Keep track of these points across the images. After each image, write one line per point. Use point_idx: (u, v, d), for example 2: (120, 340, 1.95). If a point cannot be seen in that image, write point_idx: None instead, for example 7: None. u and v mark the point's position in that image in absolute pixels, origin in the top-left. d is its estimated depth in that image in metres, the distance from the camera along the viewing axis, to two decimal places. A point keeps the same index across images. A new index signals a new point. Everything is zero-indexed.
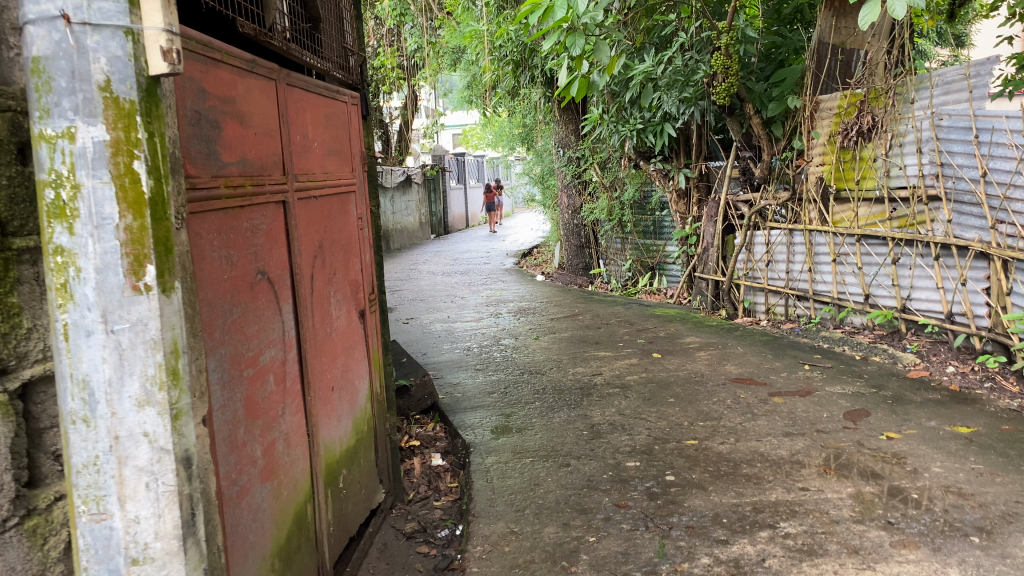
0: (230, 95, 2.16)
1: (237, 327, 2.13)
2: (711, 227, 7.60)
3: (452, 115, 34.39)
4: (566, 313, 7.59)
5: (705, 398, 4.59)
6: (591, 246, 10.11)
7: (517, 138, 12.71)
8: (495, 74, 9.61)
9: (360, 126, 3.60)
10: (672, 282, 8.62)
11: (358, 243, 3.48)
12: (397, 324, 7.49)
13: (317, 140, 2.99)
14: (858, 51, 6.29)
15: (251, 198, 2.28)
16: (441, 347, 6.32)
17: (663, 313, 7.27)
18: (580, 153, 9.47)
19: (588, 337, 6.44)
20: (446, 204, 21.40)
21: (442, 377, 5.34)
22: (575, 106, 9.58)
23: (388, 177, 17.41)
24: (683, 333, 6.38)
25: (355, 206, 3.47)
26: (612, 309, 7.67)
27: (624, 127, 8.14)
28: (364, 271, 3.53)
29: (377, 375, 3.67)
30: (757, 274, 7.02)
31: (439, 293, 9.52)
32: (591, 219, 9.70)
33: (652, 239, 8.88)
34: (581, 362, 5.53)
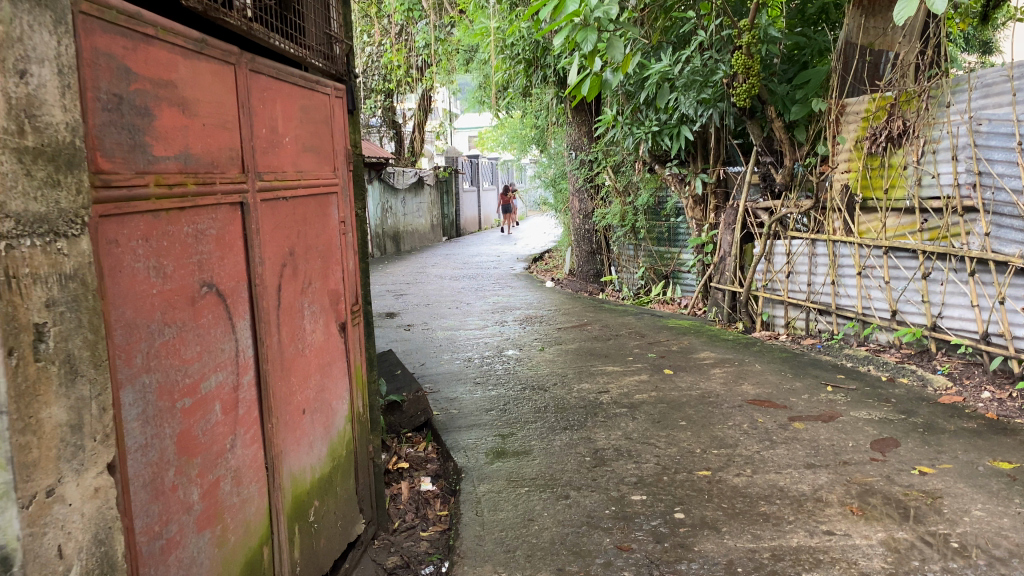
0: (169, 78, 1.85)
1: (171, 350, 1.81)
2: (728, 235, 7.24)
3: (466, 117, 34.13)
4: (574, 322, 7.26)
5: (719, 422, 4.25)
6: (603, 253, 9.76)
7: (529, 141, 12.37)
8: (507, 73, 9.29)
9: (346, 120, 3.28)
10: (687, 291, 8.25)
11: (340, 249, 3.17)
12: (398, 331, 7.18)
13: (290, 134, 2.68)
14: (888, 52, 5.92)
15: (194, 198, 1.96)
16: (440, 356, 6.00)
17: (676, 325, 6.91)
18: (593, 155, 9.14)
19: (596, 350, 6.10)
20: (458, 207, 21.09)
21: (439, 391, 5.02)
22: (589, 107, 9.26)
23: (399, 178, 17.13)
24: (696, 347, 6.03)
25: (338, 208, 3.15)
26: (623, 319, 7.33)
27: (639, 129, 7.81)
28: (346, 280, 3.21)
29: (359, 393, 3.35)
30: (777, 286, 6.66)
31: (445, 298, 9.21)
32: (603, 224, 9.36)
33: (666, 246, 8.53)
34: (587, 378, 5.20)
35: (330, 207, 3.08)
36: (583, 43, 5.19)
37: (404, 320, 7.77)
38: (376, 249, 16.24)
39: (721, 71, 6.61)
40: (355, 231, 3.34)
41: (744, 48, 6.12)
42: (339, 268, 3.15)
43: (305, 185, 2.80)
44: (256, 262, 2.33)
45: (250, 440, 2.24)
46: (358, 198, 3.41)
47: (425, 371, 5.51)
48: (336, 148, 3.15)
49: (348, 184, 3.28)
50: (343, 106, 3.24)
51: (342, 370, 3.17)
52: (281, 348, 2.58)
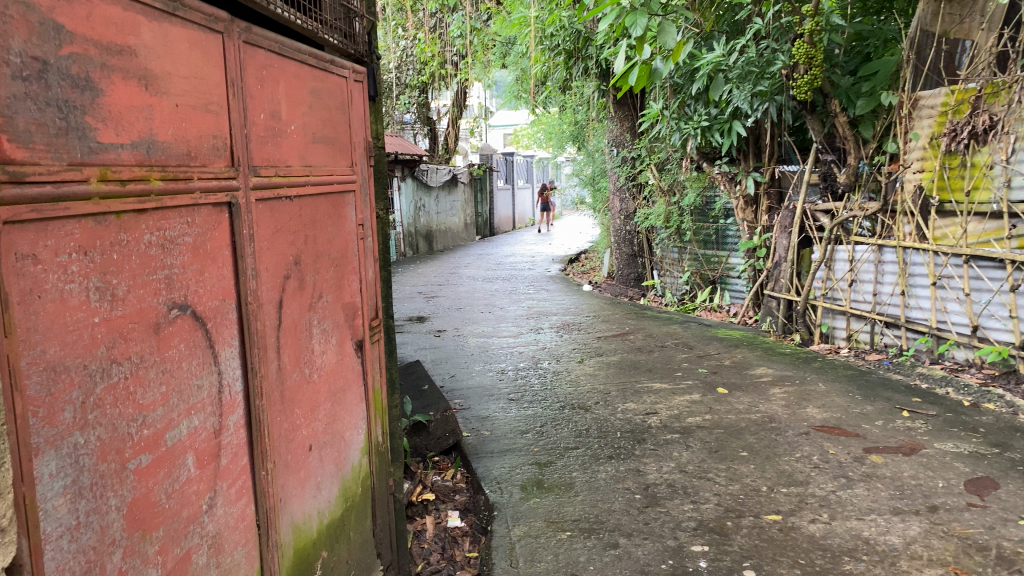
0: (128, 43, 1.44)
1: (124, 394, 1.41)
2: (784, 239, 6.73)
3: (501, 115, 33.73)
4: (615, 331, 6.80)
5: (785, 453, 3.77)
6: (644, 256, 9.22)
7: (567, 138, 11.90)
8: (545, 64, 8.83)
9: (368, 108, 2.87)
10: (736, 298, 7.74)
11: (358, 255, 2.75)
12: (428, 337, 6.77)
13: (297, 121, 2.26)
14: (965, 42, 5.39)
15: (161, 198, 1.55)
16: (472, 368, 5.56)
17: (727, 336, 6.43)
18: (636, 152, 8.66)
19: (641, 363, 5.63)
20: (492, 206, 20.70)
21: (470, 407, 4.59)
22: (632, 101, 8.77)
23: (433, 176, 16.77)
24: (751, 362, 5.54)
25: (356, 208, 2.73)
26: (668, 328, 6.85)
27: (687, 124, 7.34)
28: (364, 292, 2.79)
29: (379, 420, 2.93)
30: (839, 295, 6.13)
31: (478, 301, 8.80)
32: (646, 225, 8.86)
33: (713, 249, 8.03)
34: (633, 396, 4.73)
35: (347, 207, 2.66)
36: (631, 28, 4.72)
37: (435, 325, 7.36)
38: (408, 248, 15.91)
39: (779, 62, 6.09)
40: (376, 235, 2.92)
41: (806, 36, 5.60)
42: (355, 277, 2.73)
43: (315, 182, 2.38)
44: (249, 274, 1.92)
45: (236, 494, 1.83)
46: (380, 198, 2.99)
47: (455, 385, 5.08)
48: (355, 139, 2.74)
49: (368, 181, 2.86)
50: (364, 90, 2.82)
51: (359, 395, 2.75)
52: (282, 376, 2.17)
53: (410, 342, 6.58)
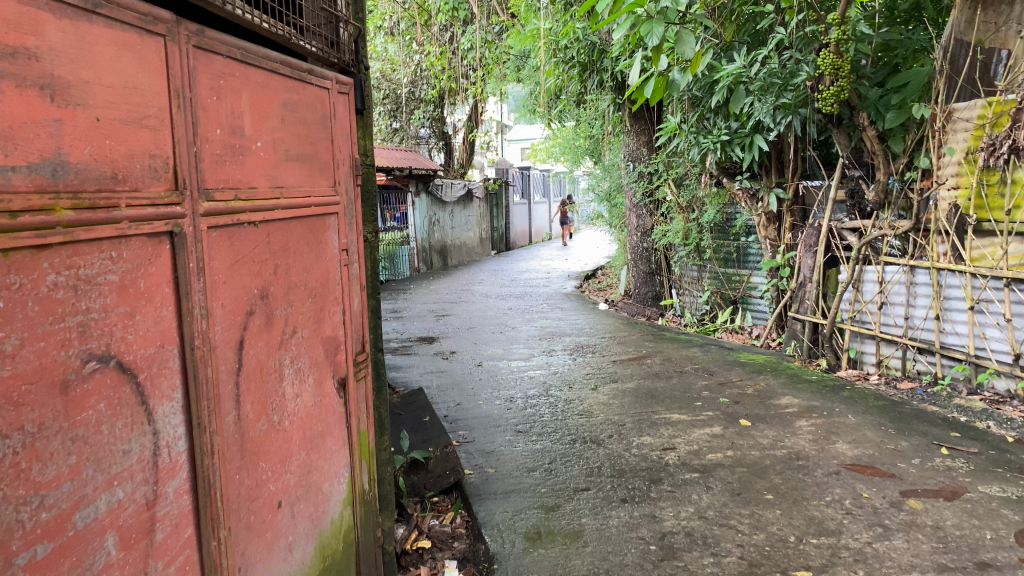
0: (26, 43, 1.19)
1: (13, 473, 1.16)
2: (810, 259, 6.41)
3: (519, 130, 33.57)
4: (631, 353, 6.50)
5: (814, 496, 3.45)
6: (662, 274, 8.90)
7: (583, 152, 11.62)
8: (559, 78, 8.57)
9: (355, 122, 2.62)
10: (758, 319, 7.43)
11: (341, 283, 2.49)
12: (436, 360, 6.49)
13: (265, 137, 2.00)
14: (1001, 51, 4.98)
15: (73, 230, 1.29)
16: (479, 395, 5.28)
17: (749, 361, 6.11)
18: (653, 168, 8.38)
19: (658, 390, 5.32)
20: (508, 220, 20.46)
21: (474, 440, 4.31)
22: (649, 115, 8.49)
23: (448, 191, 16.57)
24: (776, 391, 5.23)
25: (339, 232, 2.48)
26: (687, 351, 6.54)
27: (706, 139, 7.06)
28: (347, 325, 2.53)
29: (365, 466, 2.66)
30: (868, 319, 5.80)
31: (490, 321, 8.54)
32: (664, 243, 8.55)
33: (734, 268, 7.73)
34: (649, 429, 4.44)
35: (328, 232, 2.41)
36: (647, 37, 4.45)
37: (444, 346, 7.09)
38: (422, 264, 15.70)
39: (804, 73, 5.80)
40: (363, 260, 2.66)
41: (832, 45, 5.30)
42: (337, 308, 2.48)
43: (287, 205, 2.13)
44: (197, 314, 1.65)
45: (176, 574, 1.57)
46: (369, 219, 2.74)
47: (460, 414, 4.81)
48: (339, 156, 2.49)
49: (354, 201, 2.60)
50: (351, 103, 2.57)
51: (341, 438, 2.49)
52: (243, 427, 1.91)
53: (416, 366, 6.31)
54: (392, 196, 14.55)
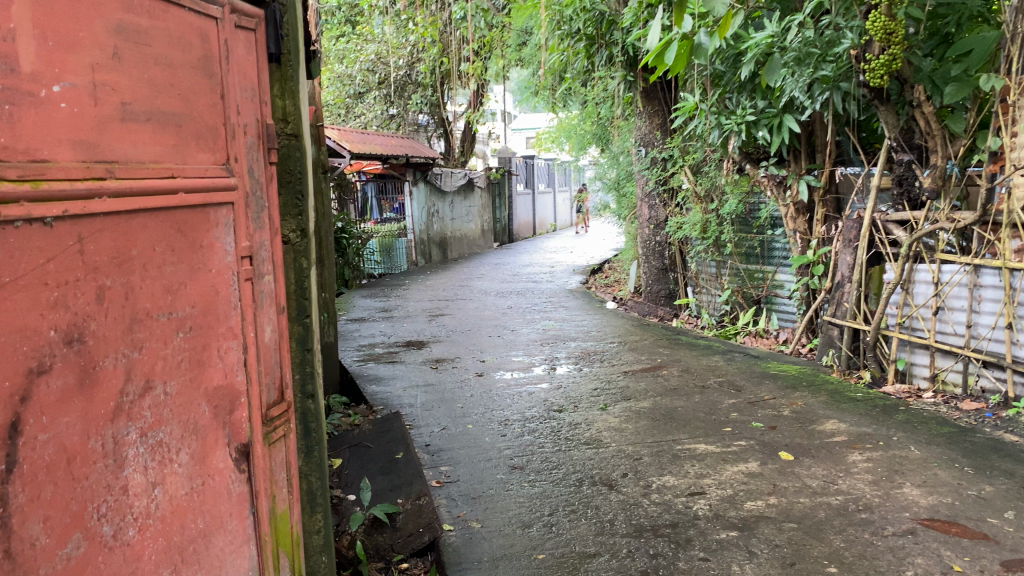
0: None
1: None
2: (849, 255, 5.59)
3: (523, 118, 32.67)
4: (644, 363, 5.70)
5: (889, 570, 2.66)
6: (677, 271, 8.00)
7: (589, 138, 10.78)
8: (562, 54, 7.73)
9: (266, 73, 1.84)
10: (785, 322, 6.67)
11: (240, 305, 1.71)
12: (421, 370, 5.69)
13: (62, 71, 1.24)
14: None
15: None
16: (467, 416, 4.49)
17: (782, 374, 5.30)
18: (668, 153, 7.56)
19: (678, 411, 4.51)
20: (512, 211, 19.62)
21: (458, 480, 3.53)
22: (664, 96, 7.67)
23: (447, 180, 15.75)
24: (817, 413, 4.44)
25: (235, 231, 1.70)
26: (708, 360, 5.75)
27: (729, 120, 6.28)
28: (251, 366, 1.76)
29: (286, 562, 1.89)
30: (920, 326, 4.99)
31: (487, 321, 7.75)
32: (679, 236, 7.69)
33: (757, 264, 6.95)
34: (672, 465, 3.65)
35: (213, 231, 1.62)
36: None
37: (433, 353, 6.30)
38: (419, 257, 14.90)
39: (847, 40, 4.97)
40: (282, 269, 1.88)
41: (883, 6, 4.47)
42: (233, 343, 1.70)
43: (121, 192, 1.36)
44: None
45: None
46: (291, 210, 1.95)
47: (444, 442, 4.03)
48: (235, 120, 1.70)
49: (264, 185, 1.82)
50: (258, 45, 1.79)
51: (241, 531, 1.72)
52: (16, 563, 1.17)
53: (399, 377, 5.53)
54: (389, 185, 13.85)
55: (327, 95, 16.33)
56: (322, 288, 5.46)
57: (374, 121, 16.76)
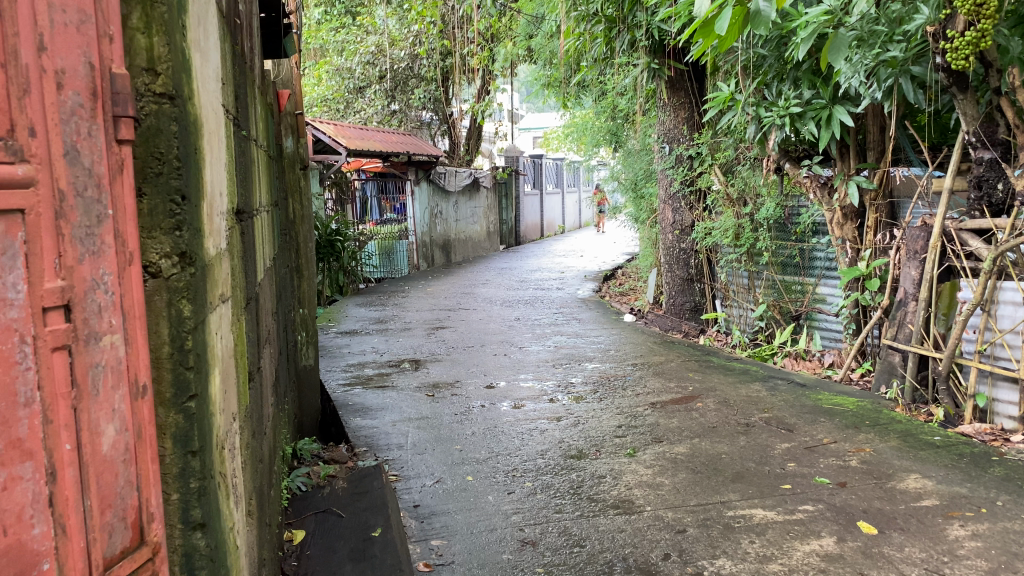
0: None
1: None
2: (914, 269, 4.80)
3: (529, 118, 31.88)
4: (674, 393, 4.91)
5: None
6: (703, 282, 7.12)
7: (603, 136, 9.97)
8: (578, 40, 6.94)
9: (110, 22, 1.26)
10: (830, 342, 5.89)
11: (36, 402, 1.16)
12: (415, 398, 4.91)
13: None
14: None
15: None
16: (466, 464, 3.71)
17: (838, 410, 4.50)
18: (694, 150, 6.77)
19: (721, 460, 3.72)
20: (518, 213, 18.82)
21: (453, 562, 2.75)
22: (693, 87, 6.86)
23: (451, 180, 14.98)
24: (892, 463, 3.65)
25: (28, 286, 1.14)
26: (747, 390, 4.97)
27: (770, 112, 5.54)
28: (63, 493, 1.19)
29: None
30: (1005, 354, 4.22)
31: (491, 335, 6.99)
32: (706, 243, 6.89)
33: (796, 276, 6.16)
34: (726, 542, 2.87)
35: None
36: None
37: (430, 376, 5.52)
38: (422, 260, 14.12)
39: (921, 15, 4.20)
40: (140, 323, 1.31)
41: None
42: (26, 463, 1.15)
43: None
44: None
45: None
46: (166, 220, 1.34)
47: (438, 503, 3.25)
48: (31, 59, 1.15)
49: (105, 181, 1.25)
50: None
51: None
52: None
53: (390, 407, 4.75)
54: (390, 184, 13.09)
55: (326, 91, 15.62)
56: (300, 302, 4.74)
57: (376, 117, 15.98)
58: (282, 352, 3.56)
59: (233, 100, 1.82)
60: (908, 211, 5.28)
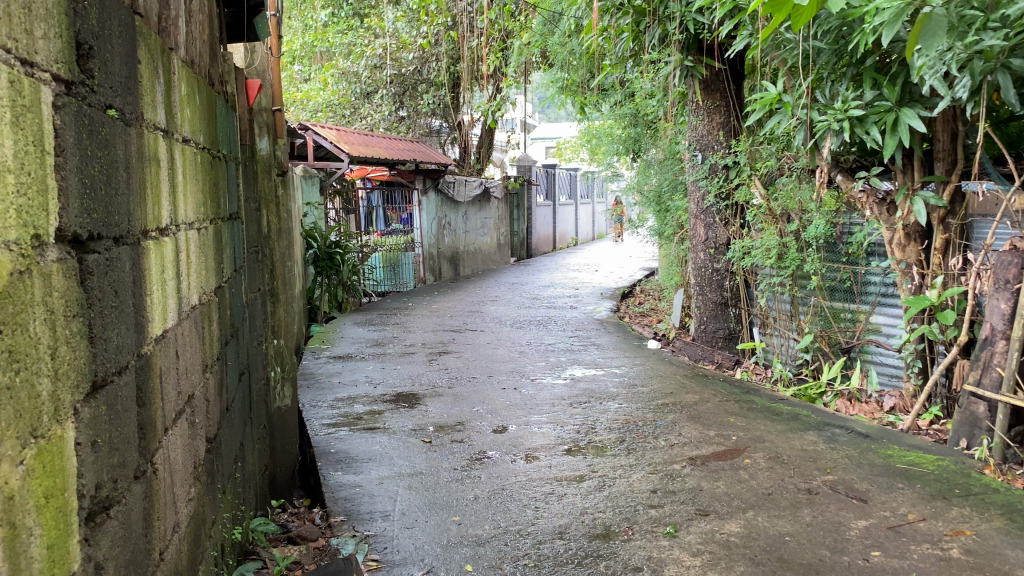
0: None
1: None
2: (1004, 301, 4.03)
3: (542, 127, 31.20)
4: (715, 445, 4.16)
5: None
6: (739, 306, 6.33)
7: (623, 144, 9.21)
8: (601, 35, 6.18)
9: None
10: (890, 382, 5.11)
11: None
12: (409, 446, 4.18)
13: None
14: None
15: None
16: (464, 546, 2.97)
17: (916, 472, 3.73)
18: (730, 159, 6.02)
19: (786, 546, 2.96)
20: (530, 224, 18.09)
21: None
22: (730, 89, 6.10)
23: (459, 189, 14.27)
24: (1005, 554, 2.88)
25: None
26: (802, 443, 4.20)
27: (825, 115, 4.79)
28: None
29: None
30: None
31: (500, 363, 6.25)
32: (743, 264, 6.13)
33: (849, 303, 5.39)
34: None
35: None
36: None
37: (428, 415, 4.78)
38: (429, 273, 13.39)
39: None
40: None
41: None
42: None
43: None
44: None
45: None
46: None
47: None
48: None
49: None
50: None
51: None
52: None
53: (379, 459, 4.01)
54: (396, 194, 12.39)
55: (331, 96, 14.71)
56: (275, 332, 4.03)
57: (383, 123, 15.28)
58: (237, 404, 2.86)
59: (67, 57, 1.09)
60: (985, 232, 4.56)
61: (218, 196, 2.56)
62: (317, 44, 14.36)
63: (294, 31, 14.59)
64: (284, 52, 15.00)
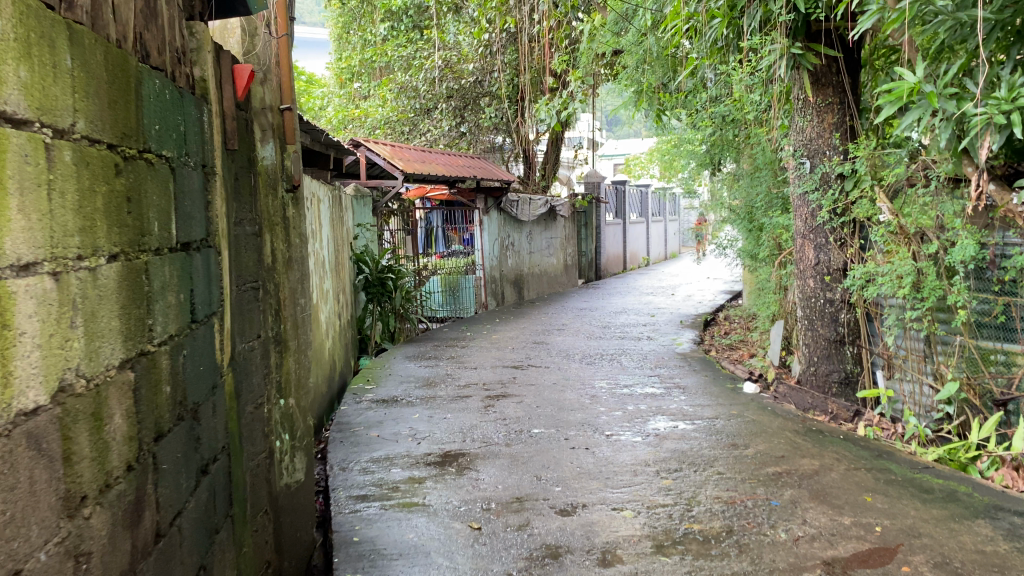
0: None
1: None
2: None
3: (610, 144, 30.21)
4: (857, 543, 3.13)
5: None
6: (859, 345, 5.24)
7: (706, 155, 8.19)
8: (688, 22, 5.26)
9: None
10: None
11: None
12: (452, 536, 3.26)
13: None
14: None
15: None
16: None
17: None
18: (847, 167, 4.98)
19: None
20: (599, 245, 17.10)
21: None
22: (848, 84, 5.08)
23: (524, 208, 13.41)
24: None
25: None
26: (976, 540, 3.13)
27: (986, 105, 3.69)
28: None
29: None
30: None
31: (568, 411, 5.29)
32: (863, 294, 5.06)
33: (1009, 344, 4.27)
34: None
35: None
36: None
37: (480, 486, 3.86)
38: (491, 298, 12.50)
39: None
40: None
41: None
42: None
43: None
44: None
45: None
46: None
47: None
48: None
49: None
50: None
51: None
52: None
53: (411, 556, 3.10)
54: (458, 214, 11.59)
55: (390, 112, 14.04)
56: (283, 389, 3.19)
57: (445, 140, 14.57)
58: (192, 515, 2.01)
59: None
60: None
61: (146, 219, 1.73)
62: (376, 59, 14.02)
63: (355, 47, 14.41)
64: (346, 68, 14.91)
